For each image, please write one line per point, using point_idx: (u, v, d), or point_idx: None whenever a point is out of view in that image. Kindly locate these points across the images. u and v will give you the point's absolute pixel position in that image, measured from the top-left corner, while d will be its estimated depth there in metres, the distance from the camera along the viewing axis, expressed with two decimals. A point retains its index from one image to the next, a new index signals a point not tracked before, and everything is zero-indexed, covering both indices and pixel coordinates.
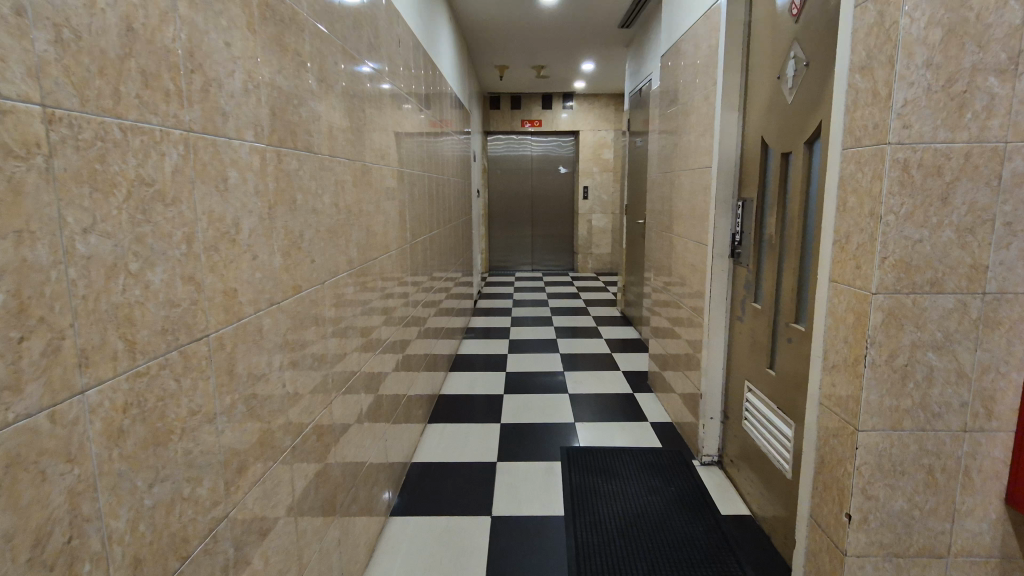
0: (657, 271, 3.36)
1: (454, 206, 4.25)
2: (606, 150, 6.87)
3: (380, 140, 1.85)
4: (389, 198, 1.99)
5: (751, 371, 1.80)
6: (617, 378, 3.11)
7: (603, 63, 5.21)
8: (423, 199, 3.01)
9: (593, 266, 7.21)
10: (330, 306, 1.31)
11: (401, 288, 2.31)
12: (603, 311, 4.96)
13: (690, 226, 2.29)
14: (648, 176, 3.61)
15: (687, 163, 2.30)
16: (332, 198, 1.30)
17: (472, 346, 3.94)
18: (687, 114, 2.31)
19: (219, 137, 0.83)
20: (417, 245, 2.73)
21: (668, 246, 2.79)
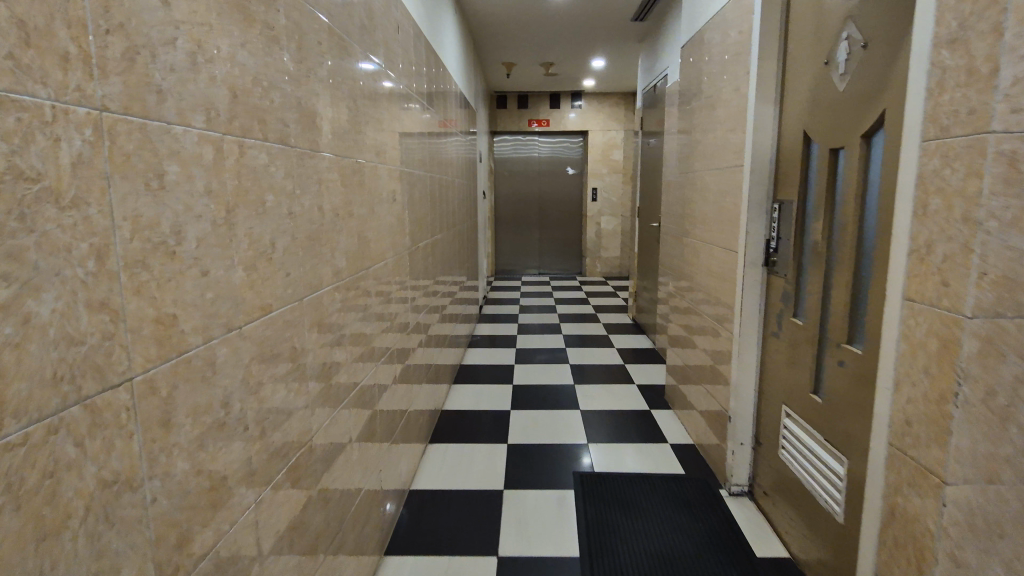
0: (673, 277, 3.17)
1: (459, 208, 4.06)
2: (615, 150, 6.69)
3: (376, 135, 1.67)
4: (386, 199, 1.81)
5: (790, 396, 1.61)
6: (631, 392, 2.91)
7: (614, 60, 5.02)
8: (424, 202, 2.82)
9: (602, 270, 7.02)
10: (313, 325, 1.13)
11: (401, 297, 2.13)
12: (613, 318, 4.77)
13: (715, 231, 2.10)
14: (664, 177, 3.42)
15: (712, 162, 2.11)
16: (314, 200, 1.12)
17: (477, 355, 3.75)
18: (712, 109, 2.11)
19: (151, 121, 0.64)
20: (418, 250, 2.55)
21: (687, 252, 2.60)
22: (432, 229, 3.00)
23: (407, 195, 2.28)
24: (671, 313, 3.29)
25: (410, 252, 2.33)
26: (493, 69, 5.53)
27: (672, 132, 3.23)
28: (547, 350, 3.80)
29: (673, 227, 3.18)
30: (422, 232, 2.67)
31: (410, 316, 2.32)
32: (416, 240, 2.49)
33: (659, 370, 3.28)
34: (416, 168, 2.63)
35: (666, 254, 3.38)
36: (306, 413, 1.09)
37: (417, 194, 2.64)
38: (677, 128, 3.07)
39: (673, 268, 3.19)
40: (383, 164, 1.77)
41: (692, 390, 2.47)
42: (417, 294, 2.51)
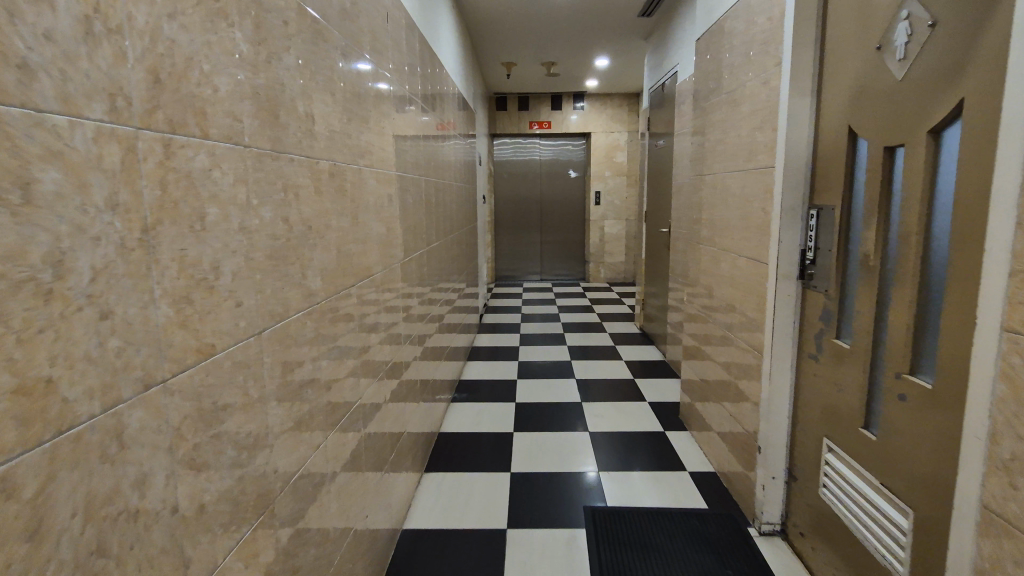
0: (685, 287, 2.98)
1: (457, 214, 3.87)
2: (619, 153, 6.50)
3: (362, 136, 1.48)
4: (375, 207, 1.61)
5: (834, 427, 1.42)
6: (643, 410, 2.72)
7: (618, 59, 4.84)
8: (421, 208, 2.63)
9: (606, 276, 6.83)
10: (279, 361, 0.94)
11: (394, 313, 1.94)
12: (620, 327, 4.57)
13: (737, 240, 1.91)
14: (675, 179, 3.23)
15: (734, 165, 1.92)
16: (278, 211, 0.93)
17: (478, 368, 3.56)
18: (734, 106, 1.92)
19: (11, 107, 0.45)
20: (413, 262, 2.36)
21: (701, 262, 2.40)
22: (429, 236, 2.81)
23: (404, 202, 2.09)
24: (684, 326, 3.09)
25: (404, 264, 2.14)
26: (492, 70, 5.35)
27: (684, 132, 3.04)
28: (552, 363, 3.60)
29: (685, 234, 2.99)
30: (417, 243, 2.48)
31: (405, 333, 2.13)
32: (411, 251, 2.30)
33: (672, 385, 3.08)
34: (411, 173, 2.45)
35: (678, 262, 3.18)
36: (268, 472, 0.89)
37: (414, 202, 2.46)
38: (690, 128, 2.88)
39: (685, 278, 3.00)
40: (372, 168, 1.58)
41: (710, 412, 2.27)
42: (413, 308, 2.32)
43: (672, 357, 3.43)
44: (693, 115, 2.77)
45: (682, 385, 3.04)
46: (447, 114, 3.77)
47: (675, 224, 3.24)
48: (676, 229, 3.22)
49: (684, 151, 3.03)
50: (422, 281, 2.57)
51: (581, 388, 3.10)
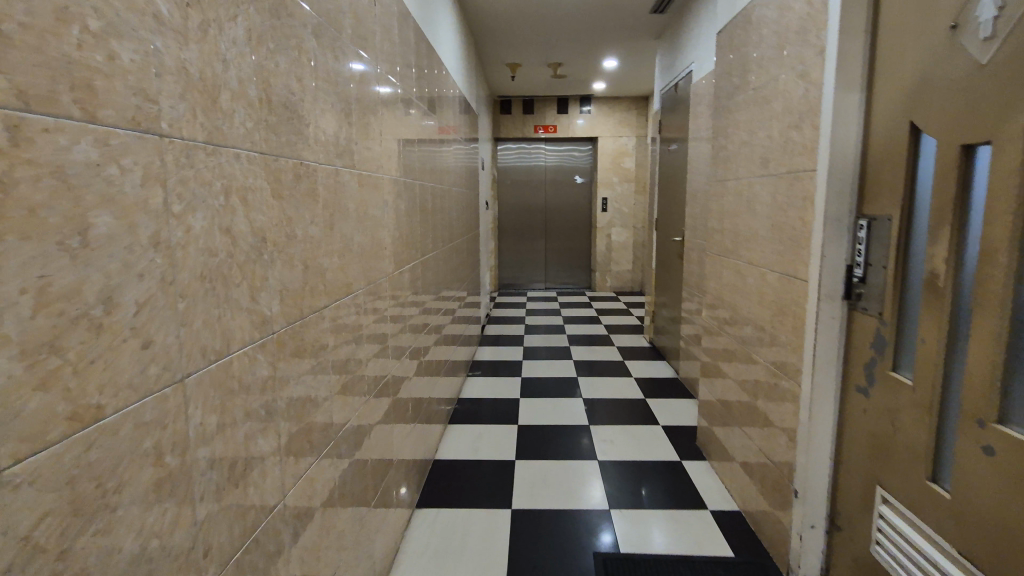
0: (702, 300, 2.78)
1: (458, 220, 3.68)
2: (627, 158, 6.31)
3: (345, 133, 1.28)
4: (363, 215, 1.41)
5: (889, 476, 1.22)
6: (656, 435, 2.52)
7: (628, 60, 4.66)
8: (420, 215, 2.44)
9: (613, 285, 6.62)
10: (221, 411, 0.74)
11: (385, 333, 1.74)
12: (628, 340, 4.37)
13: (768, 253, 1.70)
14: (689, 185, 3.03)
15: (764, 169, 1.72)
16: (217, 220, 0.73)
17: (478, 385, 3.36)
18: (764, 103, 1.72)
19: None
20: (410, 274, 2.16)
21: (720, 275, 2.20)
22: (428, 245, 2.62)
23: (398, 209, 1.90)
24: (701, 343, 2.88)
25: (399, 277, 1.94)
26: (497, 71, 5.15)
27: (701, 135, 2.84)
28: (557, 380, 3.39)
29: (702, 244, 2.79)
30: (416, 253, 2.29)
31: (398, 353, 1.93)
32: (408, 263, 2.10)
33: (687, 407, 2.87)
34: (410, 178, 2.25)
35: (694, 274, 2.98)
36: (198, 558, 0.69)
37: (414, 209, 2.26)
38: (709, 131, 2.68)
39: (702, 291, 2.79)
40: (358, 170, 1.39)
41: (732, 441, 2.06)
42: (408, 325, 2.12)
43: (686, 375, 3.22)
44: (712, 115, 2.58)
45: (699, 408, 2.83)
46: (449, 117, 3.58)
47: (690, 233, 3.04)
48: (691, 239, 3.02)
49: (701, 155, 2.83)
50: (419, 294, 2.37)
51: (588, 409, 2.89)
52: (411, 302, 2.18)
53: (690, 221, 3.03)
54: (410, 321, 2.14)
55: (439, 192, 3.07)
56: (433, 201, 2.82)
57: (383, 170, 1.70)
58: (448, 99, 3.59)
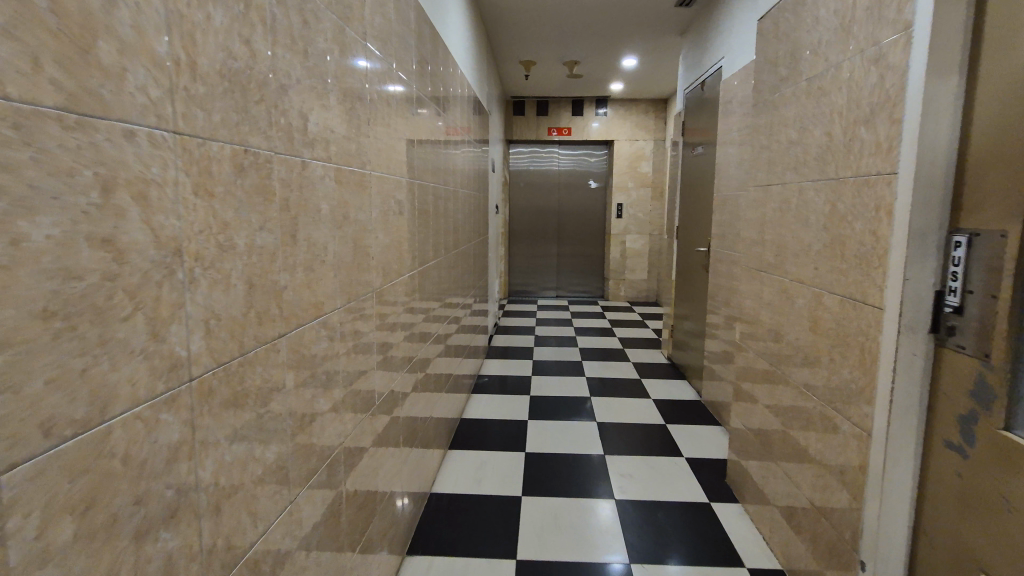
0: (733, 318, 2.52)
1: (467, 225, 3.45)
2: (644, 162, 6.05)
3: (322, 119, 1.04)
4: (346, 220, 1.17)
5: (998, 563, 0.96)
6: (681, 470, 2.27)
7: (648, 58, 4.41)
8: (427, 218, 2.20)
9: (627, 294, 6.36)
10: (88, 509, 0.50)
11: (378, 356, 1.49)
12: (645, 355, 4.12)
13: (826, 272, 1.44)
14: (718, 191, 2.78)
15: (823, 172, 1.46)
16: (81, 227, 0.49)
17: (485, 403, 3.12)
18: (823, 95, 1.47)
19: None
20: (411, 286, 1.92)
21: (758, 293, 1.94)
22: (434, 252, 2.39)
23: (399, 211, 1.65)
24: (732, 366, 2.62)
25: (398, 290, 1.70)
26: (509, 68, 4.90)
27: (735, 136, 2.58)
28: (570, 399, 3.14)
29: (735, 257, 2.53)
30: (419, 264, 2.05)
31: (393, 377, 1.69)
32: (410, 274, 1.86)
33: (716, 437, 2.60)
34: (416, 180, 2.01)
35: (724, 289, 2.72)
36: None
37: (419, 214, 2.02)
38: (745, 131, 2.42)
39: (734, 308, 2.53)
40: (342, 166, 1.15)
41: (771, 485, 1.80)
42: (406, 344, 1.88)
43: (711, 398, 2.96)
44: (749, 113, 2.32)
45: (729, 438, 2.56)
46: (458, 116, 3.34)
47: (720, 244, 2.77)
48: (720, 250, 2.75)
49: (734, 158, 2.57)
50: (421, 308, 2.13)
51: (604, 436, 2.63)
52: (410, 318, 1.93)
53: (719, 230, 2.77)
54: (408, 339, 1.90)
55: (448, 194, 2.83)
56: (441, 205, 2.58)
57: (378, 168, 1.46)
58: (459, 96, 3.35)
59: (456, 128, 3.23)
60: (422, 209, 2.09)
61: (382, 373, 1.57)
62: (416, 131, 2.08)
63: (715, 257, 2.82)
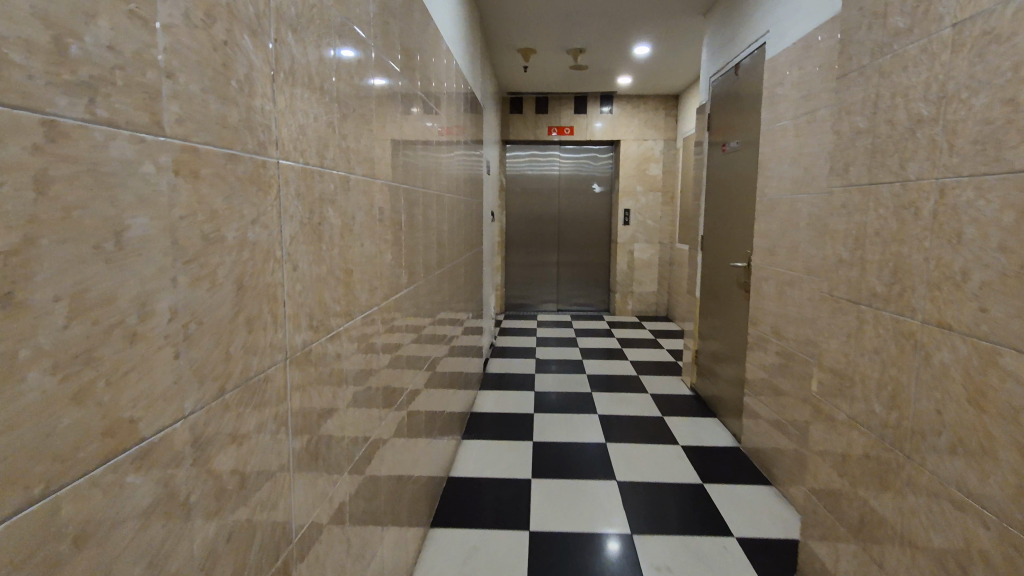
0: (799, 353, 2.01)
1: (459, 236, 2.93)
2: (652, 164, 5.56)
3: (139, 39, 0.51)
4: (220, 244, 0.64)
5: None
6: (734, 562, 1.76)
7: (661, 45, 3.93)
8: (406, 233, 1.69)
9: (635, 308, 5.83)
10: None
11: (311, 451, 0.96)
12: (665, 384, 3.60)
13: (1010, 318, 0.92)
14: (771, 194, 2.27)
15: (999, 161, 0.94)
16: None
17: (479, 451, 2.59)
18: (993, 43, 0.96)
19: None
20: (381, 327, 1.40)
21: (848, 331, 1.43)
22: (417, 273, 1.87)
23: (353, 223, 1.13)
24: (791, 411, 2.10)
25: (354, 336, 1.17)
26: (507, 60, 4.39)
27: (796, 126, 2.07)
28: (583, 450, 2.58)
29: (801, 276, 2.02)
30: (395, 293, 1.52)
31: (347, 465, 1.16)
32: (377, 310, 1.34)
33: (780, 514, 2.05)
34: (394, 180, 1.50)
35: (777, 314, 2.20)
36: None
37: (397, 226, 1.50)
38: (816, 117, 1.92)
39: (802, 338, 2.01)
40: (216, 151, 0.63)
41: None
42: (373, 406, 1.36)
43: (757, 447, 2.43)
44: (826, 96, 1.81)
45: (799, 518, 2.01)
46: (450, 110, 2.83)
47: (771, 258, 2.27)
48: (772, 266, 2.24)
49: (797, 153, 2.07)
50: (397, 354, 1.60)
51: (632, 511, 2.08)
52: (377, 370, 1.41)
53: (770, 242, 2.27)
54: (373, 399, 1.38)
55: (437, 200, 2.33)
56: (428, 216, 2.07)
57: (316, 160, 0.95)
58: (451, 87, 2.85)
59: (447, 126, 2.72)
60: (401, 221, 1.57)
61: (325, 469, 1.04)
62: (396, 115, 1.57)
63: (765, 274, 2.31)
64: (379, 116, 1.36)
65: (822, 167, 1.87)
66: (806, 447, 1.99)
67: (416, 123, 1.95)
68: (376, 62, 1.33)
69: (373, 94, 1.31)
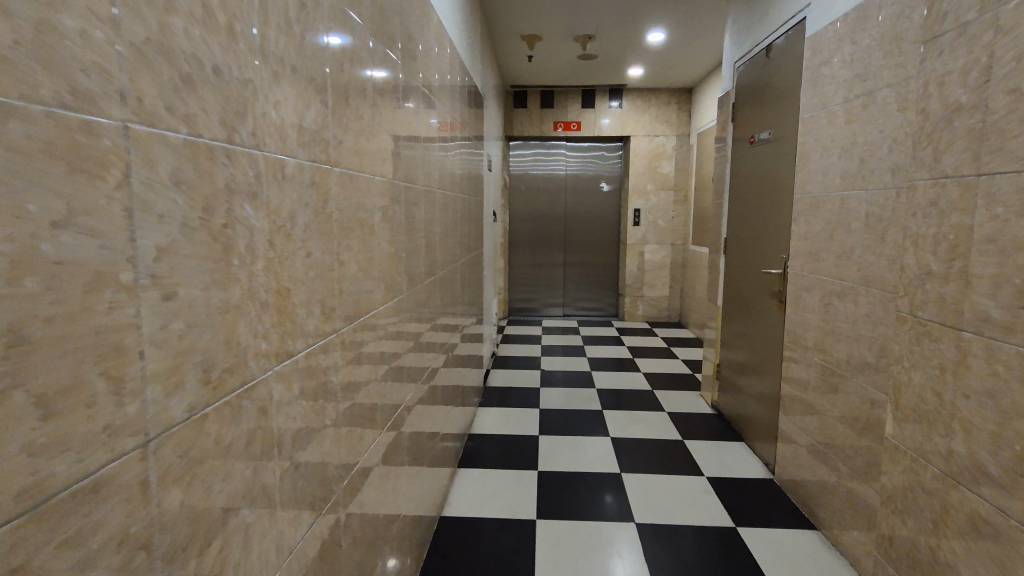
0: (862, 376, 1.73)
1: (459, 238, 2.64)
2: (665, 161, 5.26)
3: None
4: None
5: None
6: None
7: (678, 30, 3.63)
8: (391, 237, 1.40)
9: (646, 313, 5.53)
10: None
11: (228, 557, 0.66)
12: (683, 400, 3.30)
13: None
14: (818, 192, 1.99)
15: None
16: None
17: (477, 481, 2.30)
18: None
19: None
20: (349, 357, 1.10)
21: (946, 362, 1.15)
22: (404, 283, 1.58)
23: (299, 226, 0.83)
24: (852, 445, 1.80)
25: (302, 379, 0.86)
26: (510, 49, 4.09)
27: (855, 111, 1.77)
28: (595, 486, 2.27)
29: (863, 287, 1.72)
30: (370, 312, 1.22)
31: (295, 551, 0.86)
32: (339, 337, 1.03)
33: (836, 572, 1.75)
34: (369, 170, 1.20)
35: (833, 330, 1.90)
36: None
37: (371, 228, 1.20)
38: (884, 99, 1.62)
39: (866, 361, 1.71)
40: None
41: None
42: (340, 460, 1.06)
43: (801, 483, 2.13)
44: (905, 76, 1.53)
45: None
46: (449, 100, 2.54)
47: (823, 266, 1.97)
48: (827, 275, 1.94)
49: (856, 142, 1.77)
50: (376, 385, 1.30)
51: (655, 566, 1.77)
52: (347, 412, 1.11)
53: (824, 247, 1.96)
54: (342, 450, 1.07)
55: (434, 198, 2.03)
56: (421, 216, 1.78)
57: (229, 138, 0.65)
58: (451, 73, 2.56)
59: (447, 120, 2.43)
60: (379, 221, 1.27)
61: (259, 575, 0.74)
62: (377, 91, 1.27)
63: (813, 284, 2.02)
64: (347, 88, 1.06)
65: (896, 157, 1.56)
66: (870, 490, 1.68)
67: (408, 107, 1.67)
68: (342, 19, 1.03)
69: (338, 60, 1.02)
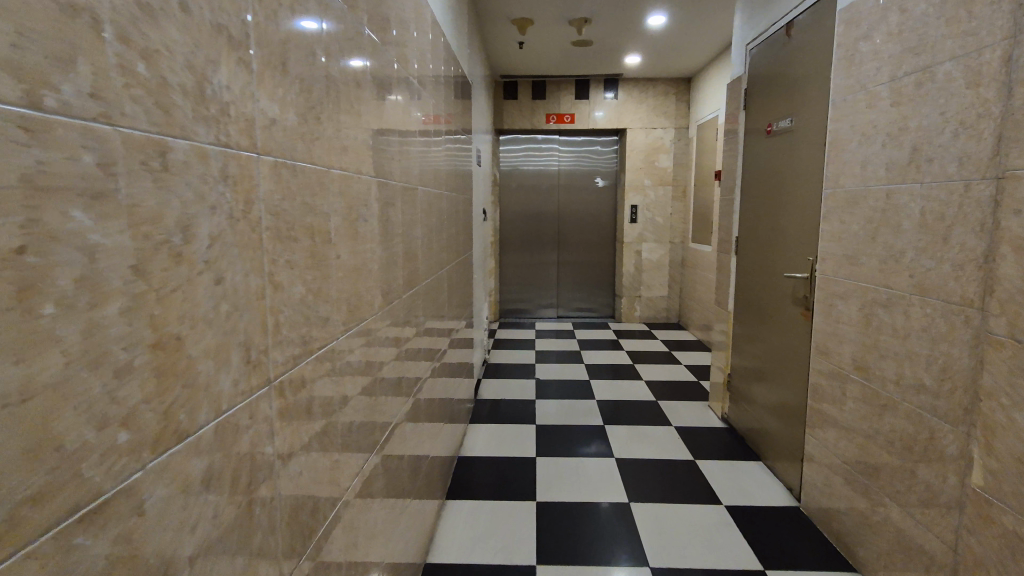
0: (918, 399, 1.48)
1: (446, 241, 2.37)
2: (663, 155, 5.01)
3: None
4: None
5: None
6: None
7: (681, 12, 3.37)
8: (361, 246, 1.13)
9: (643, 314, 5.28)
10: None
11: None
12: (691, 413, 3.05)
13: None
14: (858, 186, 1.74)
15: None
16: None
17: (467, 516, 2.04)
18: None
19: None
20: (297, 410, 0.82)
21: None
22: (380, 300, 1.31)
23: (203, 241, 0.56)
24: (902, 479, 1.55)
25: (213, 463, 0.58)
26: (499, 35, 3.82)
27: (906, 91, 1.52)
28: (602, 521, 2.00)
29: (920, 296, 1.47)
30: (327, 343, 0.94)
31: None
32: (278, 387, 0.75)
33: None
34: (325, 160, 0.92)
35: (877, 345, 1.66)
36: None
37: (327, 235, 0.92)
38: (947, 75, 1.38)
39: (923, 383, 1.46)
40: None
41: None
42: (284, 551, 0.78)
43: (836, 515, 1.88)
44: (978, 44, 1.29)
45: None
46: (436, 88, 2.27)
47: (863, 271, 1.73)
48: (869, 281, 1.69)
49: (907, 126, 1.52)
50: (342, 434, 1.03)
51: None
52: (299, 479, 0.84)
53: (865, 248, 1.72)
54: (290, 535, 0.80)
55: (418, 198, 1.76)
56: (403, 219, 1.51)
57: (44, 99, 0.38)
58: (439, 58, 2.29)
59: (434, 111, 2.16)
60: (340, 226, 0.99)
61: None
62: (339, 62, 1.00)
63: (852, 290, 1.78)
64: (290, 48, 0.79)
65: (965, 143, 1.32)
66: (931, 534, 1.44)
67: (387, 89, 1.40)
68: None
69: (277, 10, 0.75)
